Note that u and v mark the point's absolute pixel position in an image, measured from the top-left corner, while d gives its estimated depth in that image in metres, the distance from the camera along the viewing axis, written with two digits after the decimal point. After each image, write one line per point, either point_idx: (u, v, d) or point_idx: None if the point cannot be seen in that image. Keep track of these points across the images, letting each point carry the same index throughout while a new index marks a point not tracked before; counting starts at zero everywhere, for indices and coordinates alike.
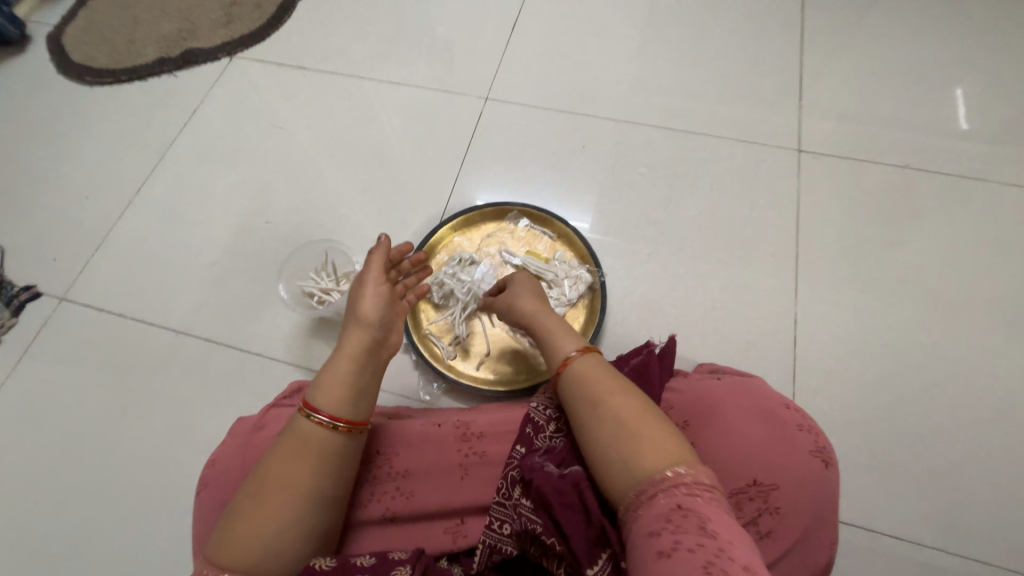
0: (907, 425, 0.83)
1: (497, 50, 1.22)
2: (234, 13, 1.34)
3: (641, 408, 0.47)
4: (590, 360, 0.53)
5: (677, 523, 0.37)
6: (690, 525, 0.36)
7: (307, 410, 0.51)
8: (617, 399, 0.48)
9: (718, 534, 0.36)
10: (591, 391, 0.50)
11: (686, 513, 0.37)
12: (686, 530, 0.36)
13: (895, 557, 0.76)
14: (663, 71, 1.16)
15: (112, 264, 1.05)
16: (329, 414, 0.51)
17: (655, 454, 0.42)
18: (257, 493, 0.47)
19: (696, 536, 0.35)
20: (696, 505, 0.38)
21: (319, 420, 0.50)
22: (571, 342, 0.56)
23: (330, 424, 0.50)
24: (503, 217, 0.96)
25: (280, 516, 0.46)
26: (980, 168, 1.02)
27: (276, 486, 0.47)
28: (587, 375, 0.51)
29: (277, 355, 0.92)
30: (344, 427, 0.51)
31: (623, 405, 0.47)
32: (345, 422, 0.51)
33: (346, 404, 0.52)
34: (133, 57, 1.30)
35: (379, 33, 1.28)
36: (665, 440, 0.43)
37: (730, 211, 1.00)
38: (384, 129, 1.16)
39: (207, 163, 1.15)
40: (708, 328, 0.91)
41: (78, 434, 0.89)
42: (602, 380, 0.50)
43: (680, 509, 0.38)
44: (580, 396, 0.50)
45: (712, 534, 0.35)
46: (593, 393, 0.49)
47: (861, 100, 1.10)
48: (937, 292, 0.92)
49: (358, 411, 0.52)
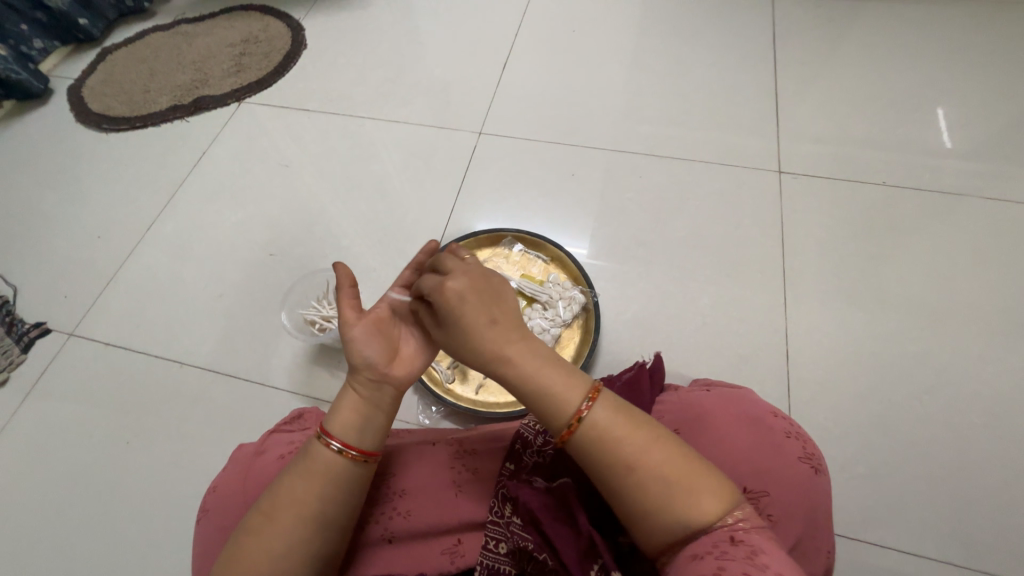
0: (904, 436, 0.83)
1: (489, 89, 1.30)
2: (244, 63, 1.44)
3: (681, 455, 0.44)
4: (607, 406, 0.46)
5: (726, 552, 0.39)
6: (741, 556, 0.38)
7: (321, 433, 0.52)
8: (652, 450, 0.44)
9: (770, 565, 0.37)
10: (621, 447, 0.45)
11: (736, 544, 0.39)
12: (734, 560, 0.38)
13: (903, 572, 0.74)
14: (647, 102, 1.23)
15: (120, 300, 1.08)
16: (342, 442, 0.51)
17: (707, 503, 0.42)
18: (268, 519, 0.49)
19: (744, 566, 0.37)
20: (749, 540, 0.40)
21: (332, 446, 0.51)
22: (577, 388, 0.47)
23: (341, 451, 0.51)
24: (498, 243, 1.01)
25: (292, 543, 0.48)
26: (954, 183, 1.06)
27: (285, 508, 0.49)
28: (611, 427, 0.45)
29: (278, 383, 0.94)
30: (357, 457, 0.52)
31: (663, 458, 0.44)
32: (353, 450, 0.51)
33: (352, 434, 0.52)
34: (148, 105, 1.38)
35: (379, 77, 1.37)
36: (711, 485, 0.43)
37: (716, 231, 1.04)
38: (383, 164, 1.22)
39: (215, 200, 1.21)
40: (700, 345, 0.92)
41: (79, 469, 0.89)
42: (629, 431, 0.45)
43: (731, 541, 0.40)
44: (607, 453, 0.45)
45: (764, 565, 0.37)
46: (627, 441, 0.45)
47: (835, 124, 1.16)
48: (923, 302, 0.94)
49: (366, 439, 0.53)
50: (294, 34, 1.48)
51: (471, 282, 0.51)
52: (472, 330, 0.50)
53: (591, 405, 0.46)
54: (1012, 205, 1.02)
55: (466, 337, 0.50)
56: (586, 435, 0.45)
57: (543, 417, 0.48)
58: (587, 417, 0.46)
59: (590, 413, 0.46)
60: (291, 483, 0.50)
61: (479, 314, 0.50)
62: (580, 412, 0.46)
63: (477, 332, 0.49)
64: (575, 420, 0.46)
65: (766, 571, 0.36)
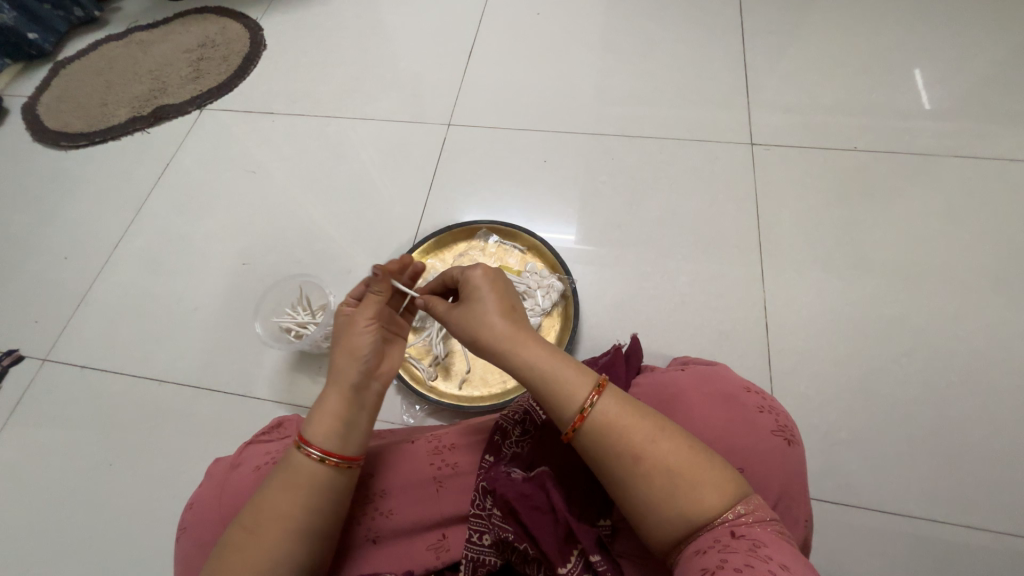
0: (883, 398, 0.84)
1: (456, 79, 1.27)
2: (202, 68, 1.39)
3: (688, 448, 0.44)
4: (614, 399, 0.46)
5: (728, 545, 0.38)
6: (744, 549, 0.37)
7: (301, 442, 0.51)
8: (660, 441, 0.44)
9: (773, 558, 0.37)
10: (627, 439, 0.44)
11: (740, 538, 0.39)
12: (737, 552, 0.37)
13: (889, 530, 0.76)
14: (616, 82, 1.21)
15: (93, 320, 1.06)
16: (322, 449, 0.51)
17: (712, 496, 0.41)
18: (247, 531, 0.47)
19: (748, 558, 0.36)
20: (752, 533, 0.39)
21: (309, 453, 0.50)
22: (585, 380, 0.47)
23: (321, 459, 0.50)
24: (473, 236, 0.99)
25: (273, 554, 0.46)
26: (924, 143, 1.06)
27: (263, 518, 0.48)
28: (618, 420, 0.45)
29: (259, 393, 0.93)
30: (340, 464, 0.51)
31: (669, 450, 0.43)
32: (334, 457, 0.51)
33: (334, 440, 0.51)
34: (106, 118, 1.34)
35: (343, 74, 1.34)
36: (718, 478, 0.42)
37: (691, 208, 1.03)
38: (353, 163, 1.19)
39: (184, 212, 1.18)
40: (681, 323, 0.92)
41: (64, 494, 0.88)
42: (636, 422, 0.45)
43: (734, 535, 0.39)
44: (614, 445, 0.44)
45: (767, 557, 0.37)
46: (631, 433, 0.44)
47: (805, 91, 1.15)
48: (898, 265, 0.94)
49: (348, 445, 0.52)
50: (252, 35, 1.44)
51: (492, 283, 0.55)
52: (493, 323, 0.52)
53: (598, 396, 0.46)
54: (981, 162, 1.03)
55: (486, 330, 0.52)
56: (593, 426, 0.45)
57: (551, 409, 0.48)
58: (595, 407, 0.46)
59: (597, 404, 0.46)
60: (271, 492, 0.49)
61: (498, 310, 0.53)
62: (588, 403, 0.46)
63: (500, 324, 0.52)
64: (583, 412, 0.46)
65: (769, 562, 0.36)
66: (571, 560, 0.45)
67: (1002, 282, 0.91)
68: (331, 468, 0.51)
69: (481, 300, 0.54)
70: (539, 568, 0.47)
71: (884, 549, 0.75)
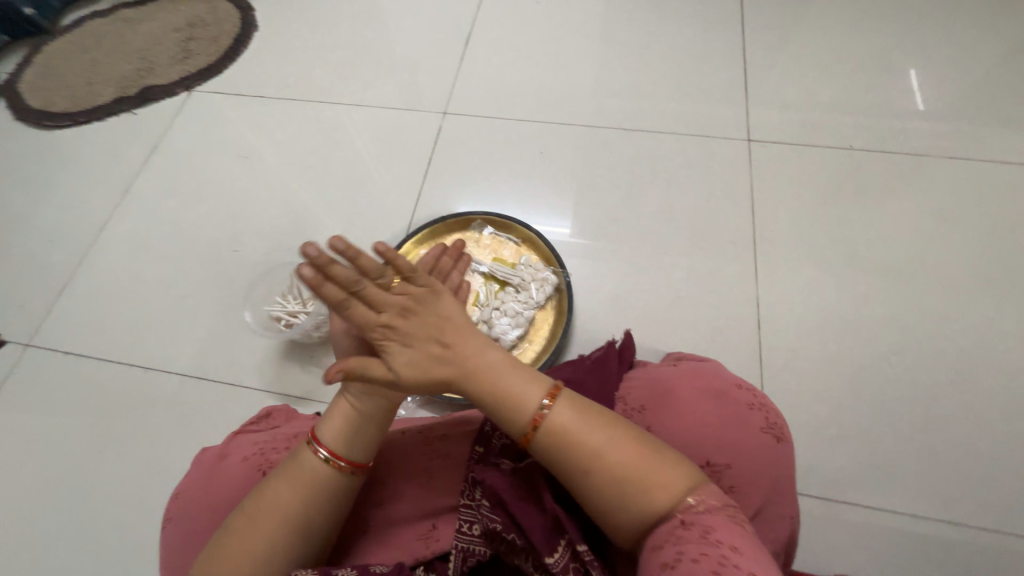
0: (869, 394, 0.85)
1: (453, 66, 1.25)
2: (192, 49, 1.35)
3: (637, 449, 0.44)
4: (568, 405, 0.46)
5: (682, 537, 0.39)
6: (696, 537, 0.39)
7: (312, 439, 0.50)
8: (610, 445, 0.44)
9: (723, 542, 0.38)
10: (580, 445, 0.44)
11: (691, 527, 0.40)
12: (690, 542, 0.39)
13: (872, 524, 0.77)
14: (614, 74, 1.20)
15: (78, 306, 1.03)
16: (329, 450, 0.49)
17: (663, 492, 0.42)
18: (242, 521, 0.47)
19: (701, 547, 0.38)
20: (704, 520, 0.40)
21: (320, 454, 0.49)
22: (535, 388, 0.47)
23: (327, 459, 0.49)
24: (468, 227, 0.99)
25: (269, 547, 0.45)
26: (919, 143, 1.06)
27: (266, 515, 0.46)
28: (571, 426, 0.45)
29: (249, 382, 0.92)
30: (343, 468, 0.49)
31: (620, 454, 0.44)
32: (340, 461, 0.49)
33: (338, 443, 0.49)
34: (91, 98, 1.30)
35: (337, 58, 1.31)
36: (668, 474, 0.43)
37: (687, 203, 1.03)
38: (346, 150, 1.17)
39: (172, 197, 1.15)
40: (674, 318, 0.93)
41: (48, 481, 0.87)
42: (588, 429, 0.45)
43: (684, 524, 0.40)
44: (567, 451, 0.45)
45: (717, 542, 0.38)
46: (581, 443, 0.44)
47: (803, 89, 1.15)
48: (889, 263, 0.95)
49: (354, 451, 0.50)
50: (245, 16, 1.40)
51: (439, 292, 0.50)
52: (445, 322, 0.49)
53: (551, 404, 0.46)
54: (973, 163, 1.03)
55: (440, 330, 0.49)
56: (548, 434, 0.45)
57: (503, 421, 0.48)
58: (548, 415, 0.46)
59: (550, 411, 0.46)
60: (276, 490, 0.48)
61: (448, 328, 0.49)
62: (541, 411, 0.46)
63: (452, 319, 0.50)
64: (535, 421, 0.46)
65: (719, 547, 0.38)
66: (558, 550, 0.45)
67: (987, 282, 0.93)
68: (334, 470, 0.49)
69: (427, 300, 0.49)
70: (528, 559, 0.47)
71: (866, 541, 0.76)
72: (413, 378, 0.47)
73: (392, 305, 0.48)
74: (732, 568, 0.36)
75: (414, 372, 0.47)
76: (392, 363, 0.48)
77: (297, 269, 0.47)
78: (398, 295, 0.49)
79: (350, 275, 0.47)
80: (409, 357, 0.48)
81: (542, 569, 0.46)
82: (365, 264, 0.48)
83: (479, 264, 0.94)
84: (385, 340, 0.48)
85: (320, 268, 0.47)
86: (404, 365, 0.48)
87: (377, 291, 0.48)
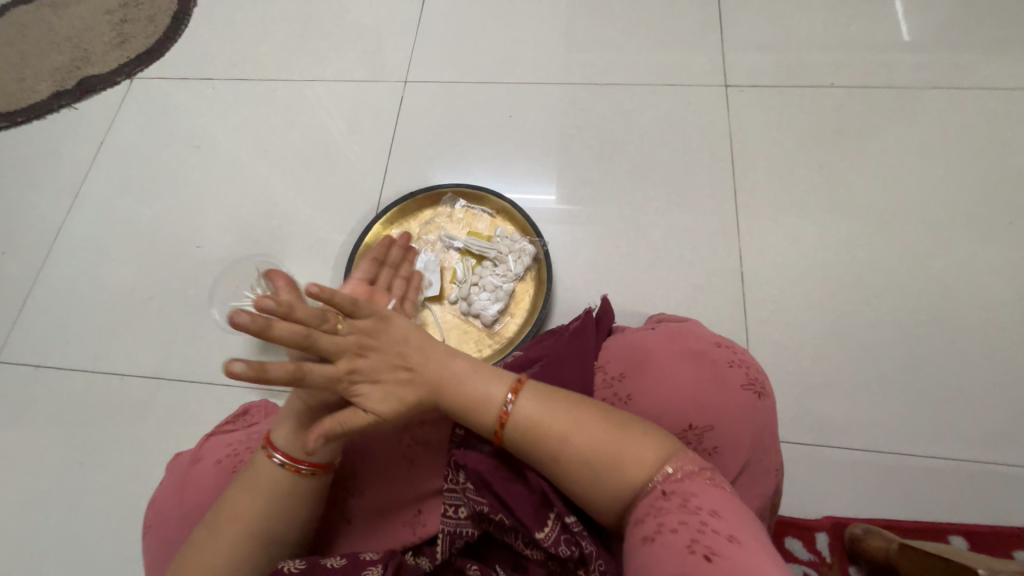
0: (854, 340, 0.85)
1: (410, 29, 1.17)
2: (127, 31, 1.25)
3: (607, 429, 0.43)
4: (532, 394, 0.45)
5: (661, 509, 0.39)
6: (675, 507, 0.38)
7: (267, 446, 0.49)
8: (579, 430, 0.43)
9: (702, 507, 0.38)
10: (551, 433, 0.43)
11: (670, 496, 0.39)
12: (669, 513, 0.38)
13: (858, 466, 0.78)
14: (582, 26, 1.13)
15: (42, 318, 0.99)
16: (286, 454, 0.48)
17: (637, 465, 0.41)
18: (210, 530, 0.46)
19: (679, 516, 0.37)
20: (682, 488, 0.39)
21: (276, 459, 0.48)
22: (499, 382, 0.46)
23: (284, 464, 0.48)
24: (439, 202, 0.95)
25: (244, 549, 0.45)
26: (901, 76, 1.02)
27: (234, 521, 0.46)
28: (538, 415, 0.44)
29: (228, 380, 0.90)
30: (304, 471, 0.48)
31: (591, 435, 0.43)
32: (302, 465, 0.48)
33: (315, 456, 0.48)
34: (24, 95, 1.20)
35: (286, 30, 1.22)
36: (642, 447, 0.42)
37: (663, 158, 0.99)
38: (305, 130, 1.11)
39: (126, 195, 1.09)
40: (656, 279, 0.91)
41: (34, 496, 0.86)
42: (557, 417, 0.44)
43: (664, 494, 0.39)
44: (539, 442, 0.44)
45: (697, 509, 0.38)
46: (552, 435, 0.43)
47: (780, 26, 1.09)
48: (872, 205, 0.93)
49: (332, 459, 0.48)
50: None
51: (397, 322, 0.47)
52: (403, 344, 0.47)
53: (515, 397, 0.45)
54: (957, 93, 1.00)
55: (403, 354, 0.46)
56: (517, 427, 0.44)
57: (472, 422, 0.46)
58: (514, 409, 0.45)
59: (515, 405, 0.45)
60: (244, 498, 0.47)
61: (410, 351, 0.47)
62: (506, 405, 0.45)
63: (409, 339, 0.47)
64: (502, 417, 0.45)
65: (699, 514, 0.37)
66: (547, 525, 0.45)
67: (971, 216, 0.91)
68: (294, 474, 0.48)
69: (378, 329, 0.46)
70: (517, 535, 0.47)
71: (852, 482, 0.77)
72: (392, 411, 0.45)
73: (346, 347, 0.44)
74: (710, 534, 0.36)
75: (390, 407, 0.45)
76: (366, 405, 0.45)
77: (225, 364, 0.37)
78: (349, 335, 0.44)
79: (293, 332, 0.41)
80: (382, 394, 0.45)
81: (533, 544, 0.46)
82: (302, 313, 0.42)
83: (454, 240, 0.91)
84: (352, 385, 0.45)
85: (256, 334, 0.39)
86: (378, 402, 0.45)
87: (327, 339, 0.43)
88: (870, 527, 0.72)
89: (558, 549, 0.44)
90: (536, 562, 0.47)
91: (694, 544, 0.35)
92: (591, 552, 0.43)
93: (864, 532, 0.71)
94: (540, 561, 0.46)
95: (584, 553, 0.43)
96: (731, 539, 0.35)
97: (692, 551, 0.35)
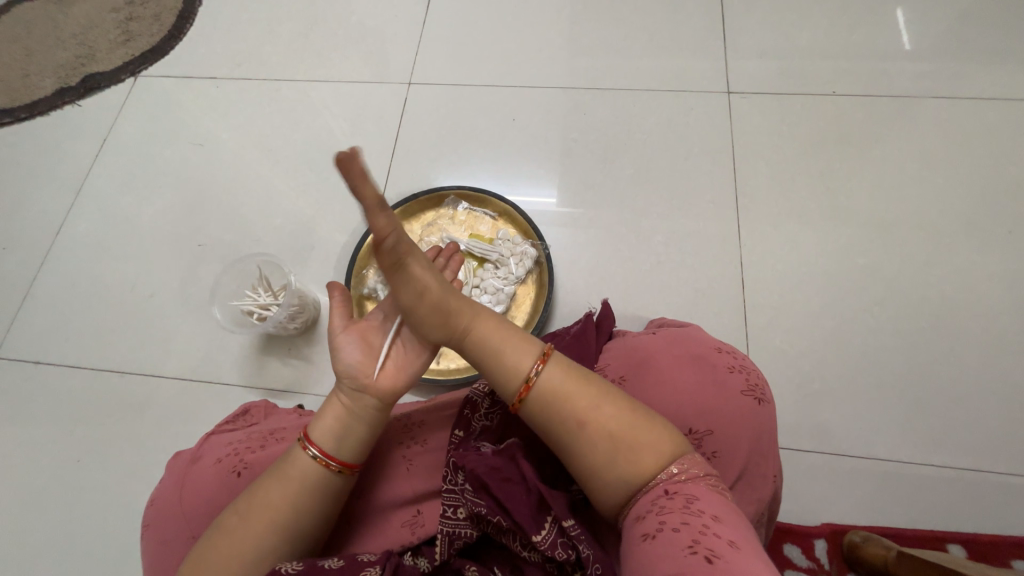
0: (854, 348, 0.85)
1: (415, 31, 1.18)
2: (133, 29, 1.25)
3: (626, 413, 0.44)
4: (559, 367, 0.47)
5: (664, 507, 0.39)
6: (678, 507, 0.38)
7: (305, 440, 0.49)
8: (598, 408, 0.44)
9: (705, 511, 0.38)
10: (572, 405, 0.45)
11: (673, 497, 0.40)
12: (672, 513, 0.38)
13: (858, 474, 0.78)
14: (586, 30, 1.13)
15: (42, 314, 0.99)
16: (321, 449, 0.48)
17: (648, 457, 0.42)
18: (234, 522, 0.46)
19: (682, 517, 0.37)
20: (685, 489, 0.40)
21: (312, 454, 0.48)
22: (529, 350, 0.48)
23: (317, 458, 0.48)
24: (441, 204, 0.95)
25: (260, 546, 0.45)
26: (903, 85, 1.03)
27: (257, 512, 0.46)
28: (560, 387, 0.45)
29: (228, 379, 0.90)
30: (335, 468, 0.48)
31: (610, 416, 0.44)
32: (332, 461, 0.48)
33: (333, 442, 0.49)
34: (29, 91, 1.20)
35: (291, 30, 1.23)
36: (654, 441, 0.43)
37: (664, 163, 1.00)
38: (309, 130, 1.11)
39: (128, 192, 1.09)
40: (657, 284, 0.91)
41: (31, 494, 0.85)
42: (581, 390, 0.45)
43: (667, 494, 0.40)
44: (558, 412, 0.45)
45: (699, 512, 0.38)
46: (572, 409, 0.44)
47: (782, 34, 1.09)
48: (873, 213, 0.93)
49: (347, 451, 0.49)
50: None
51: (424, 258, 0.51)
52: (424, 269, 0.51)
53: (543, 365, 0.46)
54: (957, 102, 1.00)
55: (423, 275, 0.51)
56: (538, 395, 0.46)
57: (497, 383, 0.48)
58: (540, 376, 0.46)
59: (542, 372, 0.46)
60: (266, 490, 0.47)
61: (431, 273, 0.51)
62: (533, 371, 0.46)
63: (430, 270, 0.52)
64: (527, 382, 0.46)
65: (701, 517, 0.37)
66: (545, 528, 0.45)
67: (970, 225, 0.91)
68: (326, 471, 0.48)
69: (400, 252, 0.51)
70: (515, 538, 0.46)
71: (851, 490, 0.77)
72: (408, 311, 0.50)
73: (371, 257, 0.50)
74: (712, 536, 0.36)
75: (408, 307, 0.50)
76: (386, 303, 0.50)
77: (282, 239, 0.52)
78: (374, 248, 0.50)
79: None
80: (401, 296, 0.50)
81: (530, 546, 0.46)
82: None
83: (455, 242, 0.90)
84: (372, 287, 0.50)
85: None
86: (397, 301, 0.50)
87: None
88: (870, 535, 0.72)
89: (555, 553, 0.43)
90: (534, 564, 0.46)
91: (696, 544, 0.35)
92: (589, 555, 0.43)
93: (862, 540, 0.72)
94: (537, 563, 0.46)
95: (582, 557, 0.43)
96: (732, 544, 0.35)
97: (694, 551, 0.35)
